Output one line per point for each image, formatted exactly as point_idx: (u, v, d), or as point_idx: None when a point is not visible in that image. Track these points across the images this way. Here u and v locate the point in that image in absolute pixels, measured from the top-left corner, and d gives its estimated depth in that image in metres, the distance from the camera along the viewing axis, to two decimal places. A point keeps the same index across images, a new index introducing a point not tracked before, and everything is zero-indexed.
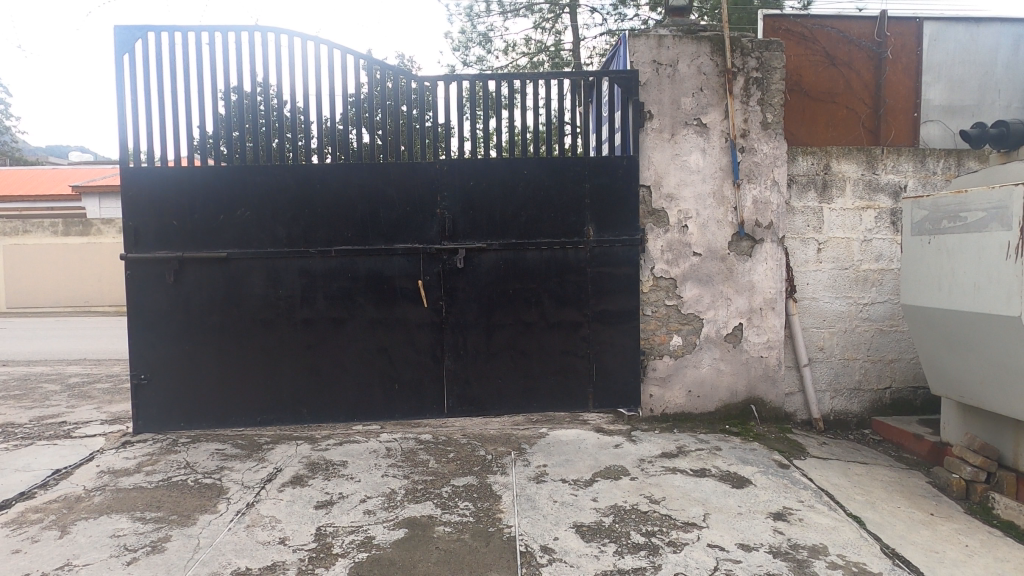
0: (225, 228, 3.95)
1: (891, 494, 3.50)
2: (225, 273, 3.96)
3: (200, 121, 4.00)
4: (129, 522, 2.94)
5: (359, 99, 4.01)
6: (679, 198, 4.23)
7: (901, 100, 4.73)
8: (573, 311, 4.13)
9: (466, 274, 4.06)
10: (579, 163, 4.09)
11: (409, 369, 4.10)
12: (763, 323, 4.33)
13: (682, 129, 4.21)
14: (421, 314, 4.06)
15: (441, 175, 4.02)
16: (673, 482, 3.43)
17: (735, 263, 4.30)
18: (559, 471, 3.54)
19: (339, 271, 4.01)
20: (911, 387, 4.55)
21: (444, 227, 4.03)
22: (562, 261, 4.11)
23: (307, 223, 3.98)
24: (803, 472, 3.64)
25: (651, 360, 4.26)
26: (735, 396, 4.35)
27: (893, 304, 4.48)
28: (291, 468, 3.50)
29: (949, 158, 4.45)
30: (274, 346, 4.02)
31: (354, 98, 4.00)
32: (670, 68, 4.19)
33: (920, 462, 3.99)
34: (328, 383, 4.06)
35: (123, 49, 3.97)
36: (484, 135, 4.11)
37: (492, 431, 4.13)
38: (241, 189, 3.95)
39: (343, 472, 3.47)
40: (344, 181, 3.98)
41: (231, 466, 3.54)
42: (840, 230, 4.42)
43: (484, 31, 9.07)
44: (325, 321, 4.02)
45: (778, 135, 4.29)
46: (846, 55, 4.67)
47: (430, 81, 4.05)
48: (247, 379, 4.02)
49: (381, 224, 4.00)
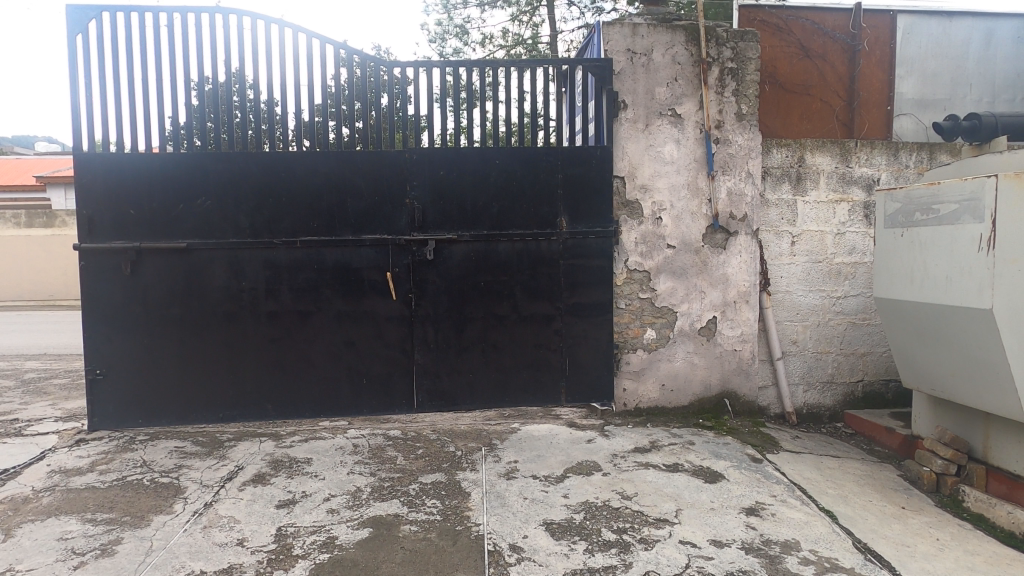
0: (184, 217, 3.80)
1: (863, 488, 3.49)
2: (184, 264, 3.81)
3: (159, 108, 3.85)
4: (78, 524, 2.80)
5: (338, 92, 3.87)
6: (654, 189, 4.17)
7: (874, 93, 4.72)
8: (545, 303, 4.06)
9: (436, 266, 3.96)
10: (552, 153, 4.01)
11: (377, 363, 3.99)
12: (737, 316, 4.30)
13: (656, 119, 4.15)
14: (390, 307, 3.96)
15: (411, 164, 3.92)
16: (646, 478, 3.38)
17: (709, 255, 4.25)
18: (530, 467, 3.46)
19: (304, 262, 3.88)
20: (883, 380, 4.56)
21: (414, 218, 3.93)
22: (534, 253, 4.03)
23: (271, 213, 3.85)
24: (776, 467, 3.61)
25: (625, 354, 4.20)
26: (709, 390, 4.31)
27: (866, 298, 4.48)
28: (253, 466, 3.38)
29: (922, 152, 4.45)
30: (236, 339, 3.88)
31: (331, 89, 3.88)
32: (644, 57, 4.12)
33: (892, 456, 3.99)
34: (293, 378, 3.94)
35: (76, 29, 3.80)
36: (455, 124, 4.01)
37: (463, 426, 4.04)
38: (202, 177, 3.80)
39: (308, 469, 3.36)
40: (309, 170, 3.85)
41: (190, 464, 3.41)
42: (813, 223, 4.40)
43: (461, 23, 8.92)
44: (290, 314, 3.90)
45: (753, 126, 4.24)
46: (820, 48, 4.64)
47: (399, 67, 3.93)
48: (209, 374, 3.88)
49: (348, 214, 3.89)
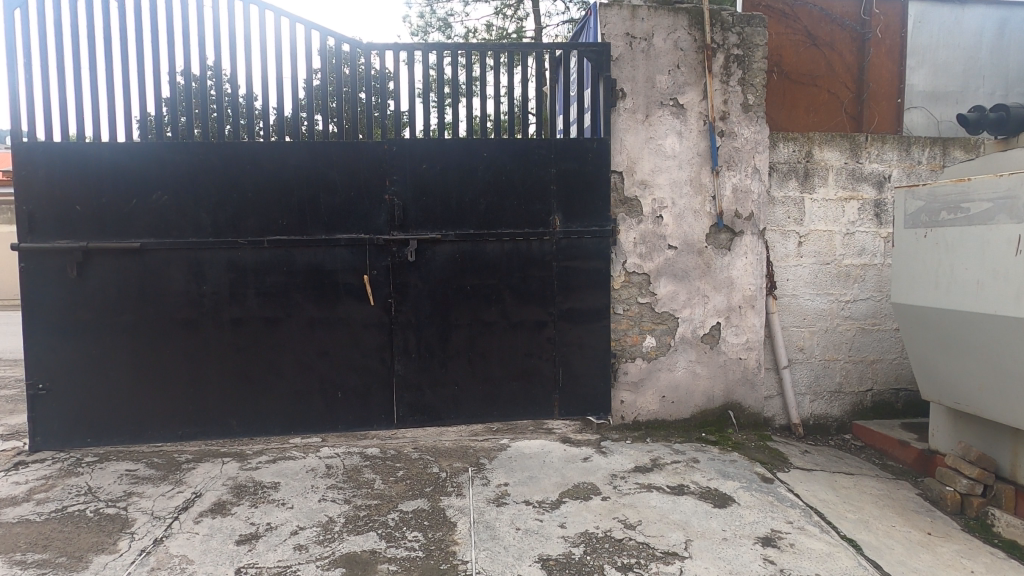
0: (137, 214, 3.42)
1: (884, 510, 3.21)
2: (138, 265, 3.44)
3: (110, 93, 3.46)
4: (4, 568, 2.43)
5: (311, 83, 3.54)
6: (654, 186, 3.87)
7: (884, 85, 4.45)
8: (537, 309, 3.75)
9: (418, 268, 3.63)
10: (544, 145, 3.69)
11: (353, 375, 3.65)
12: (742, 322, 4.01)
13: (657, 110, 3.84)
14: (368, 313, 3.62)
15: (390, 156, 3.57)
16: (649, 502, 3.07)
17: (713, 257, 3.95)
18: (522, 491, 3.14)
19: (272, 264, 3.53)
20: (893, 389, 4.30)
21: (394, 216, 3.58)
22: (525, 253, 3.71)
23: (235, 210, 3.48)
24: (789, 487, 3.32)
25: (623, 363, 3.90)
26: (712, 401, 4.02)
27: (876, 302, 4.21)
28: (212, 493, 3.02)
29: (935, 147, 4.20)
30: (197, 349, 3.52)
31: (305, 80, 3.54)
32: (644, 42, 3.80)
33: (907, 472, 3.74)
34: (262, 391, 3.59)
35: (14, 3, 3.40)
36: (438, 114, 3.67)
37: (448, 442, 3.71)
38: (158, 170, 3.42)
39: (274, 496, 3.01)
40: (278, 162, 3.49)
41: (141, 490, 3.04)
42: (821, 222, 4.13)
43: (444, 17, 8.51)
44: (257, 321, 3.55)
45: (759, 118, 3.94)
46: (828, 36, 4.36)
47: (376, 50, 3.58)
48: (166, 387, 3.51)
49: (321, 211, 3.53)
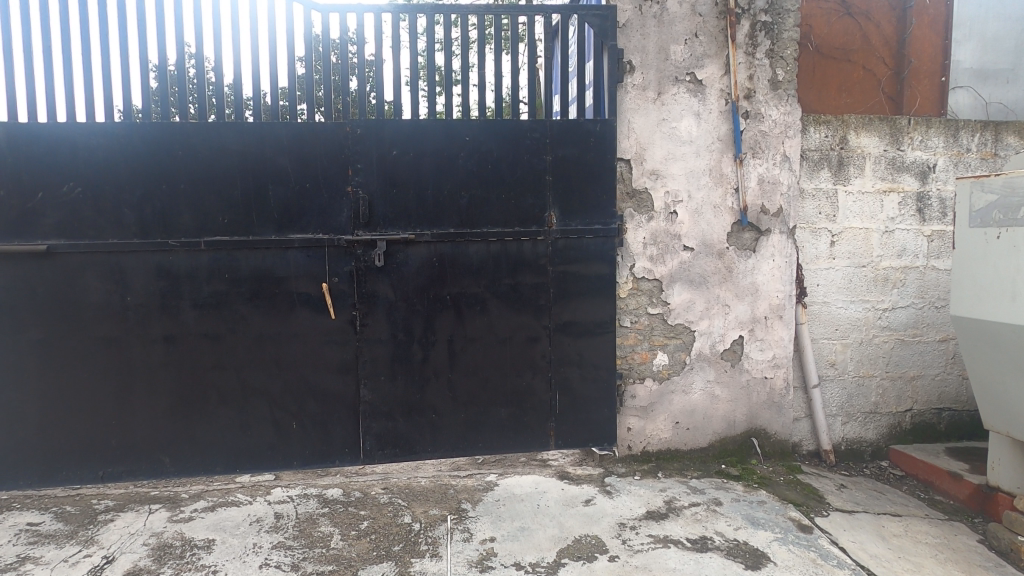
0: (44, 210, 2.82)
1: (948, 568, 2.66)
2: (46, 273, 2.84)
3: (9, 60, 2.86)
4: None
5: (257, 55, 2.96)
6: (667, 176, 3.29)
7: (926, 61, 3.88)
8: (529, 321, 3.17)
9: (387, 273, 3.05)
10: (539, 128, 3.11)
11: (311, 401, 3.06)
12: (768, 336, 3.45)
13: (670, 86, 3.26)
14: (327, 327, 3.03)
15: (355, 140, 2.97)
16: (667, 563, 2.51)
17: (734, 259, 3.39)
18: (512, 549, 2.57)
19: (211, 270, 2.94)
20: (935, 409, 3.76)
21: (358, 212, 3.00)
22: (514, 255, 3.13)
23: (166, 204, 2.88)
24: (832, 538, 2.77)
25: (629, 385, 3.33)
26: (733, 428, 3.46)
27: (917, 310, 3.66)
28: (128, 557, 2.44)
29: (986, 132, 3.64)
30: (121, 371, 2.92)
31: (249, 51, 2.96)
32: (656, 6, 3.22)
33: (960, 510, 3.21)
34: (200, 422, 3.00)
35: None
36: (412, 91, 3.08)
37: (424, 480, 3.14)
38: (69, 157, 2.81)
39: (204, 562, 2.43)
40: (217, 147, 2.89)
41: (39, 555, 2.45)
42: (857, 218, 3.56)
43: None
44: (193, 338, 2.96)
45: (790, 97, 3.37)
46: (864, 4, 3.78)
47: (335, 13, 2.99)
48: (83, 419, 2.92)
49: (270, 206, 2.94)
